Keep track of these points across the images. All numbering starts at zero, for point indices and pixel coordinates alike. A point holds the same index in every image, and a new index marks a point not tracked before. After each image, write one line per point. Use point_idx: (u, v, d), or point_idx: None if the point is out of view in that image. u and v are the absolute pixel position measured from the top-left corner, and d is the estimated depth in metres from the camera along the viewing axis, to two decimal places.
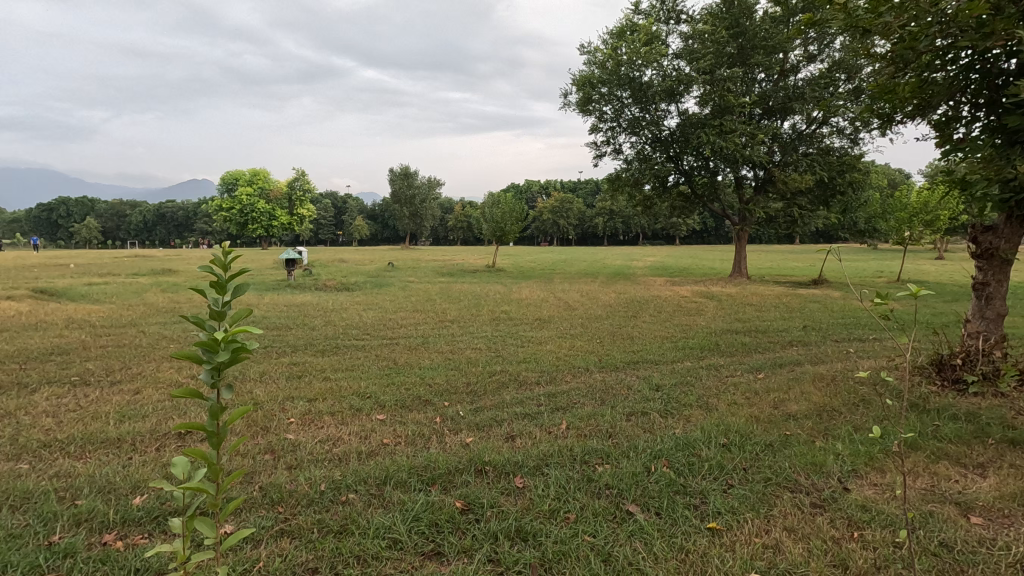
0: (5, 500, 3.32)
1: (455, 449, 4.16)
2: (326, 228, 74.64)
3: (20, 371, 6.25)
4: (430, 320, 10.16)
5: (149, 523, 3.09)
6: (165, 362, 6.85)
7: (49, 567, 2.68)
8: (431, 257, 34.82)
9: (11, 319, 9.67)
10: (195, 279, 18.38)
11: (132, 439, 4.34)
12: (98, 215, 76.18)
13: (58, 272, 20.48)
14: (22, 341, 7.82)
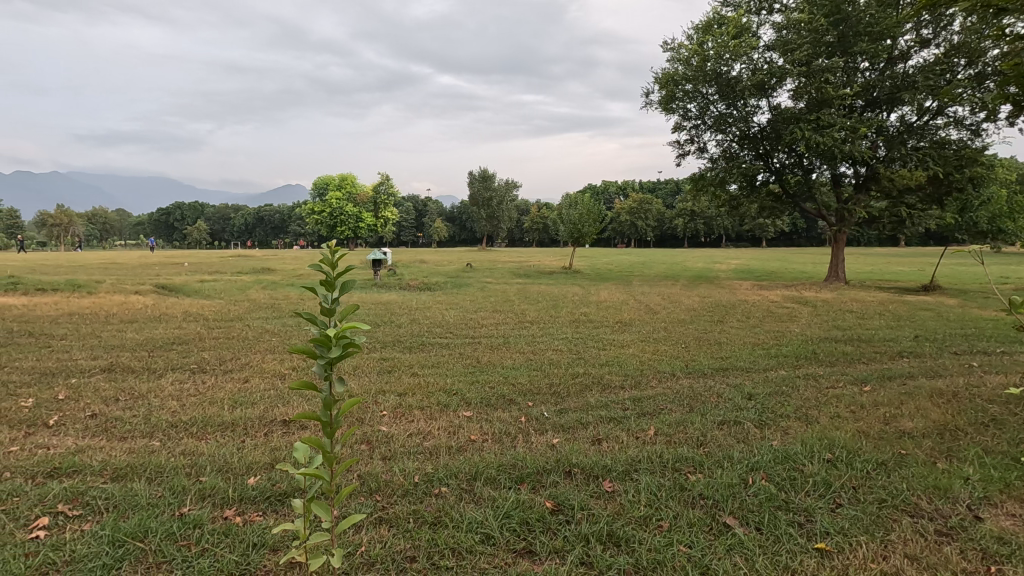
0: (143, 472, 3.72)
1: (541, 449, 4.17)
2: (407, 230, 77.84)
3: (149, 358, 6.99)
4: (511, 321, 10.27)
5: (263, 502, 3.34)
6: (269, 353, 7.40)
7: (181, 535, 2.97)
8: (506, 258, 35.50)
9: (140, 311, 10.87)
10: (291, 278, 19.68)
11: (244, 424, 4.72)
12: (207, 219, 83.67)
13: (176, 270, 22.77)
14: (150, 332, 8.73)
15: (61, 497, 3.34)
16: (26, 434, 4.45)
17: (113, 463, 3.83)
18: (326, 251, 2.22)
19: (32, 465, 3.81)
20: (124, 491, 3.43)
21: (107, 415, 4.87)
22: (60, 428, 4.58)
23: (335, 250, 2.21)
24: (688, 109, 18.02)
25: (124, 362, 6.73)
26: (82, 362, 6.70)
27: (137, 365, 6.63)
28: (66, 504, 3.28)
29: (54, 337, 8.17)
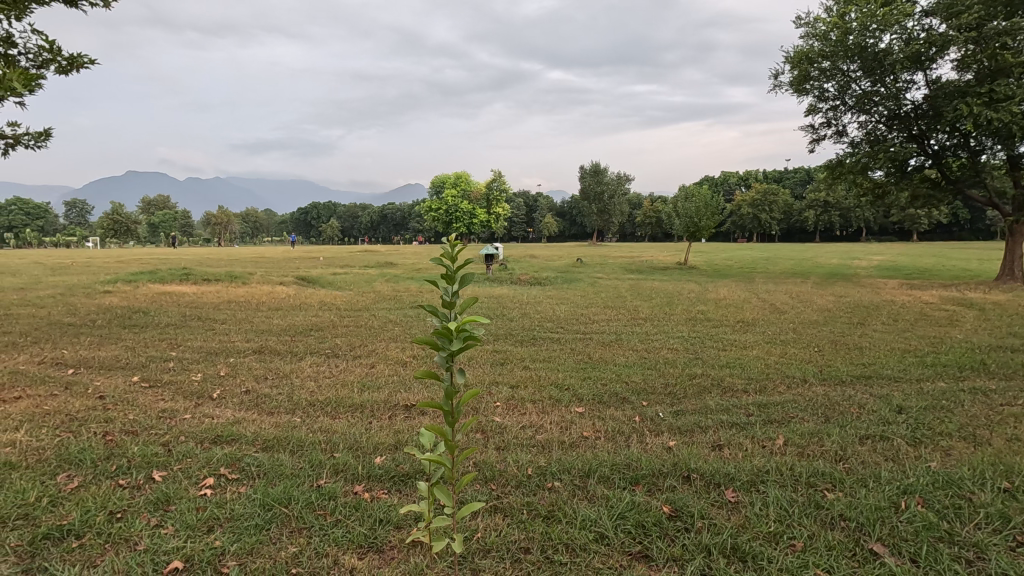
0: (287, 445, 4.14)
1: (657, 451, 4.01)
2: (518, 226, 79.28)
3: (292, 342, 7.78)
4: (623, 317, 10.04)
5: (388, 481, 3.57)
6: (392, 342, 7.91)
7: (318, 504, 3.25)
8: (617, 253, 34.86)
9: (284, 300, 12.15)
10: (411, 271, 20.92)
11: (371, 406, 5.08)
12: (339, 217, 91.45)
13: (312, 263, 25.22)
14: (292, 319, 9.72)
15: (223, 462, 3.82)
16: (196, 404, 5.15)
17: (263, 435, 4.31)
18: (447, 245, 2.28)
19: (201, 431, 4.40)
20: (271, 460, 3.84)
21: (258, 392, 5.50)
22: (222, 401, 5.25)
23: (455, 244, 2.26)
24: (824, 88, 16.39)
25: (271, 345, 7.55)
26: (238, 344, 7.63)
27: (282, 348, 7.42)
28: (226, 468, 3.73)
29: (217, 321, 9.40)
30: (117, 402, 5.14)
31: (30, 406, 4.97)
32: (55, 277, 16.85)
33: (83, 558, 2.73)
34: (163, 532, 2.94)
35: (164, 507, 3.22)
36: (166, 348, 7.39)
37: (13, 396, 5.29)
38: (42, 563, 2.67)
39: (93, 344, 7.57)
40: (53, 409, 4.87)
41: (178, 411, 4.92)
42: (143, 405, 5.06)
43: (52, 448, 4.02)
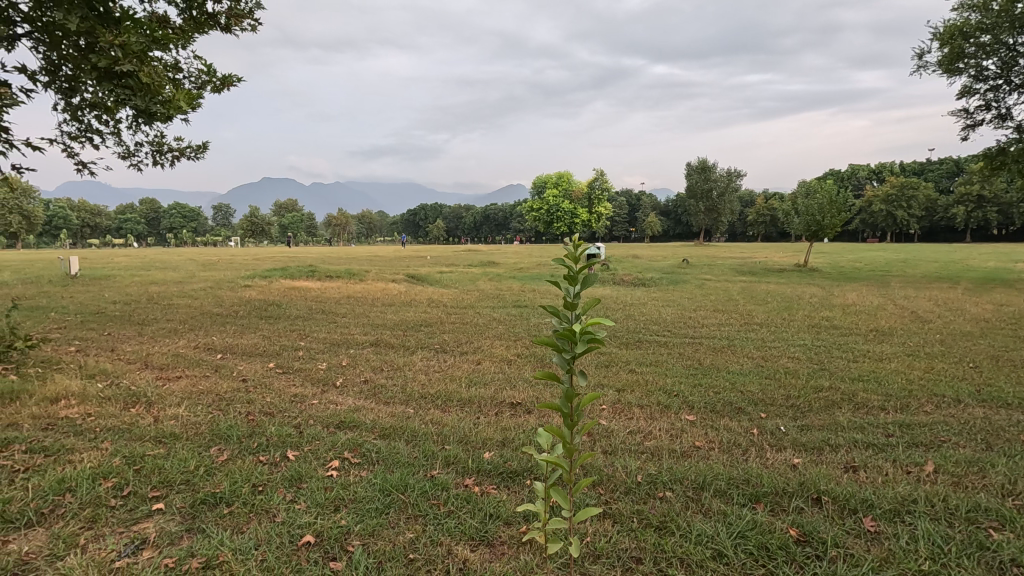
0: (402, 434, 4.36)
1: (779, 468, 3.71)
2: (619, 226, 77.86)
3: (404, 337, 8.22)
4: (736, 322, 9.46)
5: (497, 476, 3.63)
6: (497, 339, 8.07)
7: (432, 494, 3.39)
8: (727, 254, 32.84)
9: (396, 296, 12.88)
10: (513, 270, 21.28)
11: (478, 402, 5.22)
12: (444, 218, 95.32)
13: (421, 262, 26.53)
14: (403, 314, 10.26)
15: (346, 446, 4.11)
16: (323, 390, 5.60)
17: (380, 423, 4.57)
18: (569, 247, 2.25)
19: (326, 416, 4.77)
20: (388, 448, 4.05)
21: (375, 382, 5.86)
22: (344, 389, 5.66)
23: (576, 245, 2.23)
24: (983, 66, 14.32)
25: (386, 338, 8.03)
26: (357, 336, 8.19)
27: (395, 342, 7.86)
28: (349, 452, 4.00)
29: (339, 315, 10.17)
30: (257, 385, 5.72)
31: (189, 385, 5.68)
32: (206, 272, 19.18)
33: (232, 523, 3.05)
34: (297, 507, 3.21)
35: (297, 484, 3.51)
36: (295, 338, 8.12)
37: (177, 376, 6.08)
38: (200, 525, 3.03)
39: (237, 332, 8.51)
40: (206, 389, 5.53)
41: (307, 396, 5.38)
42: (277, 389, 5.60)
43: (207, 423, 4.56)
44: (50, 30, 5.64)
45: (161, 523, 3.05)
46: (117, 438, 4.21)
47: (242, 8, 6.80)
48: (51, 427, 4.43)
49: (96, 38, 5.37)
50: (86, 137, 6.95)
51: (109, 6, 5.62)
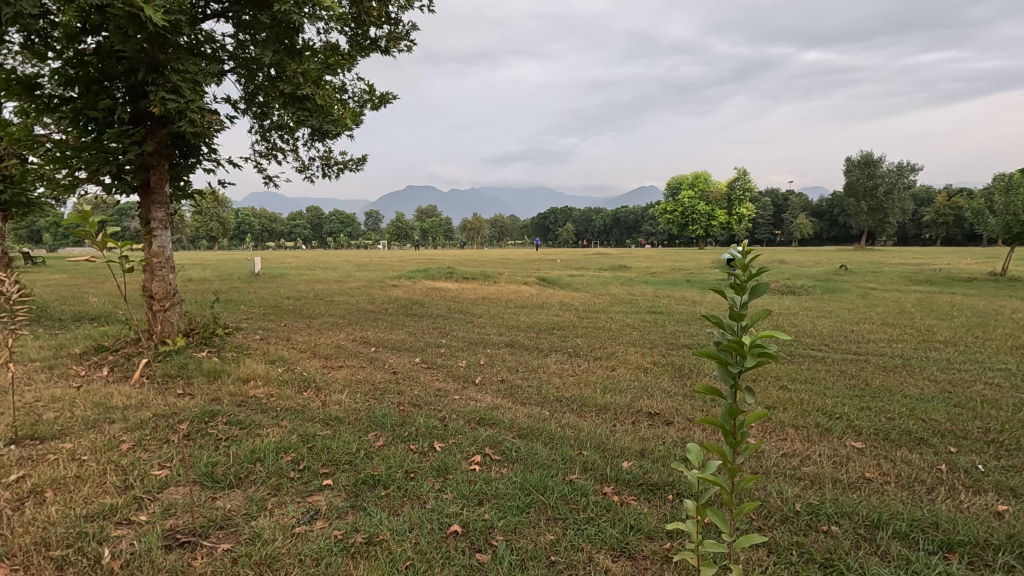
0: (540, 436, 4.42)
1: (979, 514, 3.15)
2: (763, 228, 72.07)
3: (538, 339, 8.36)
4: (911, 338, 8.24)
5: (636, 488, 3.53)
6: (631, 346, 7.88)
7: (571, 499, 3.38)
8: (896, 260, 28.79)
9: (529, 298, 13.17)
10: (646, 275, 20.68)
11: (615, 409, 5.13)
12: (574, 221, 95.54)
13: (552, 265, 26.90)
14: (536, 317, 10.46)
15: (487, 442, 4.27)
16: (464, 387, 5.90)
17: (518, 423, 4.69)
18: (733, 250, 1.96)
19: (468, 412, 5.00)
20: (527, 448, 4.14)
21: (512, 382, 6.03)
22: (483, 387, 5.91)
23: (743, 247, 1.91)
24: None
25: (521, 340, 8.24)
26: (493, 337, 8.51)
27: (529, 343, 8.04)
28: (489, 448, 4.15)
29: (476, 315, 10.66)
30: (405, 378, 6.20)
31: (349, 374, 6.32)
32: (362, 272, 21.29)
33: (389, 505, 3.32)
34: (445, 496, 3.40)
35: (443, 475, 3.72)
36: (437, 335, 8.65)
37: (339, 365, 6.80)
38: (362, 504, 3.33)
39: (387, 328, 9.29)
40: (363, 378, 6.11)
41: (450, 391, 5.69)
42: (423, 382, 6.01)
43: (365, 410, 5.03)
44: (249, 64, 6.63)
45: (331, 498, 3.41)
46: (294, 417, 4.80)
47: (400, 30, 7.41)
48: (244, 403, 5.20)
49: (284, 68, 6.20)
50: (272, 154, 8.03)
51: (294, 39, 6.47)
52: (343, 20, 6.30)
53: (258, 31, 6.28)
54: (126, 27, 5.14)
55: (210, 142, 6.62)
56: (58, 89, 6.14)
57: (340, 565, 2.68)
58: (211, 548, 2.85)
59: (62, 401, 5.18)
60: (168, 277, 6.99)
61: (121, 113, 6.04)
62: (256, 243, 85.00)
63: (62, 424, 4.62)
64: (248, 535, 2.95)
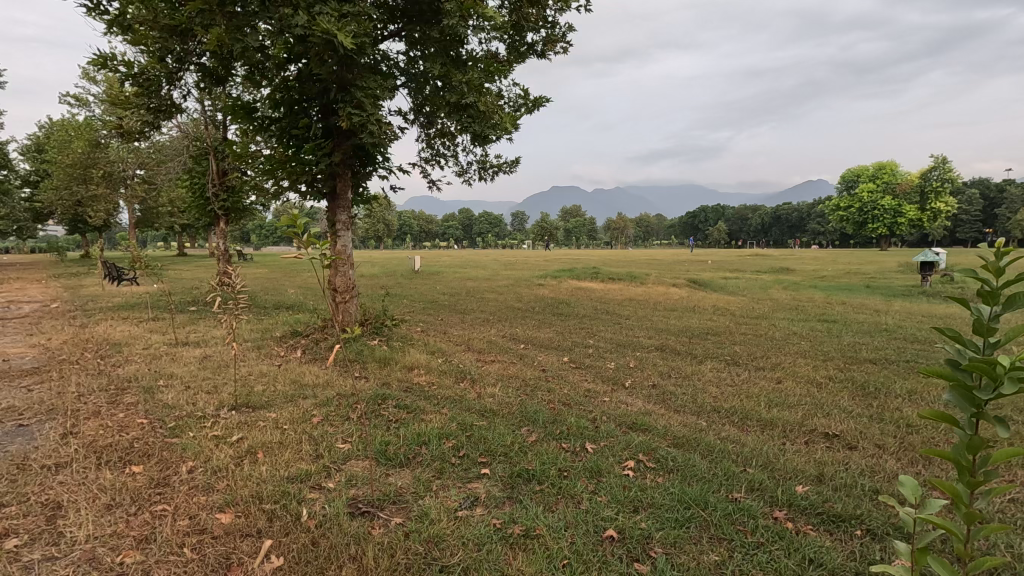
0: (697, 447, 4.17)
1: None
2: (968, 225, 60.69)
3: (691, 344, 7.92)
4: None
5: (815, 517, 3.16)
6: (800, 357, 7.10)
7: (737, 519, 3.12)
8: None
9: (679, 301, 12.56)
10: (815, 279, 18.57)
11: (783, 425, 4.65)
12: (727, 219, 89.35)
13: (702, 267, 25.37)
14: (687, 321, 9.92)
15: (640, 448, 4.13)
16: (613, 389, 5.79)
17: (673, 431, 4.47)
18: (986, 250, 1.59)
19: (619, 415, 4.89)
20: (684, 458, 3.93)
21: (664, 388, 5.77)
22: (633, 390, 5.74)
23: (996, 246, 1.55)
24: None
25: (672, 344, 7.86)
26: (642, 340, 8.24)
27: (682, 348, 7.64)
28: (643, 455, 4.01)
29: (623, 316, 10.42)
30: (554, 376, 6.27)
31: (500, 369, 6.56)
32: (509, 271, 22.06)
33: (544, 501, 3.36)
34: (598, 499, 3.35)
35: (597, 477, 3.67)
36: (584, 335, 8.63)
37: (491, 359, 7.10)
38: (518, 496, 3.42)
39: (536, 326, 9.49)
40: (514, 374, 6.30)
41: (599, 393, 5.63)
42: (572, 382, 6.02)
43: (517, 405, 5.17)
44: (419, 77, 7.20)
45: (489, 487, 3.56)
46: (453, 406, 5.10)
47: (557, 33, 7.51)
48: (409, 389, 5.65)
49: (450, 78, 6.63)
50: (435, 159, 8.64)
51: (459, 51, 6.89)
52: (503, 29, 6.55)
53: (426, 46, 6.79)
54: (323, 53, 5.87)
55: (384, 151, 7.32)
56: (269, 111, 7.24)
57: (500, 554, 2.77)
58: (386, 520, 3.13)
59: (268, 376, 6.10)
60: (348, 273, 7.86)
61: (315, 129, 6.92)
62: (414, 243, 92.70)
63: (267, 396, 5.43)
64: (417, 512, 3.18)
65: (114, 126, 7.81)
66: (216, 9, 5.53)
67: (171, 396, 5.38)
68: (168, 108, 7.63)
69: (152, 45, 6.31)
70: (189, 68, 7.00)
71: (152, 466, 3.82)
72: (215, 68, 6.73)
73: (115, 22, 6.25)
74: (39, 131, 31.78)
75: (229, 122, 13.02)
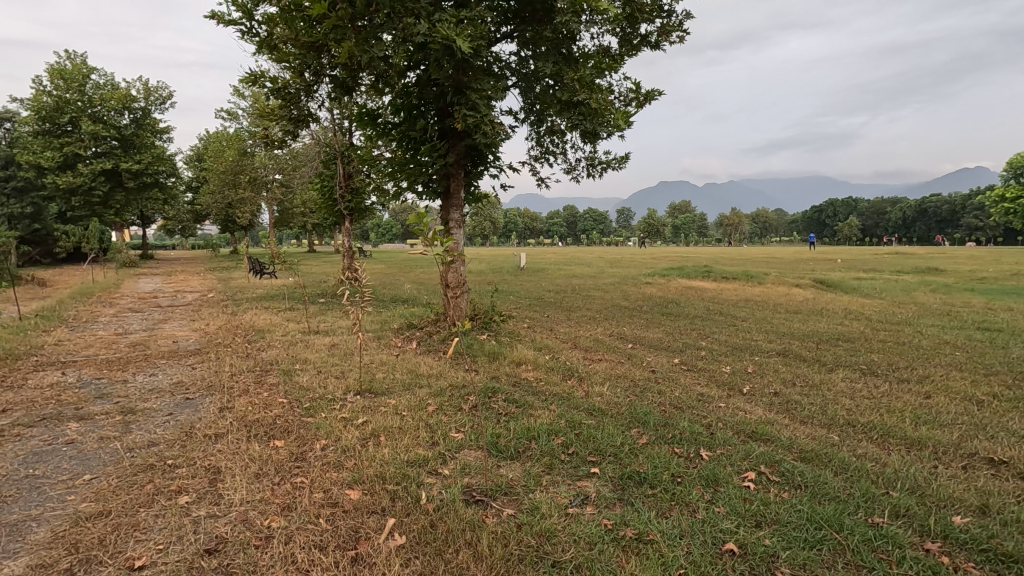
0: (828, 462, 3.83)
1: None
2: None
3: (819, 350, 7.26)
4: None
5: (978, 554, 2.76)
6: (954, 370, 6.23)
7: (879, 547, 2.81)
8: None
9: (804, 303, 11.56)
10: (972, 280, 16.18)
11: (934, 446, 4.11)
12: (861, 213, 80.71)
13: (831, 266, 23.17)
14: (814, 325, 9.09)
15: (762, 459, 3.87)
16: (730, 395, 5.47)
17: (799, 443, 4.14)
18: None
19: (738, 423, 4.62)
20: (813, 473, 3.62)
21: (788, 397, 5.35)
22: (752, 397, 5.39)
23: None
24: None
25: (797, 350, 7.26)
26: (762, 343, 7.71)
27: (808, 354, 7.03)
28: (765, 467, 3.75)
29: (739, 318, 9.80)
30: (665, 378, 6.05)
31: (608, 368, 6.47)
32: (615, 269, 21.67)
33: (657, 505, 3.26)
34: (716, 509, 3.18)
35: (714, 486, 3.49)
36: (697, 337, 8.24)
37: (598, 358, 7.01)
38: (629, 498, 3.35)
39: (644, 325, 9.23)
40: (622, 374, 6.18)
41: (714, 398, 5.35)
42: (685, 385, 5.78)
43: (626, 405, 5.06)
44: (530, 77, 7.29)
45: (599, 486, 3.52)
46: (560, 403, 5.12)
47: (672, 22, 7.22)
48: (518, 384, 5.77)
49: (562, 76, 6.64)
50: (544, 157, 8.70)
51: (570, 48, 6.88)
52: (617, 22, 6.43)
53: (538, 45, 6.85)
54: (441, 58, 6.13)
55: (496, 151, 7.50)
56: (391, 116, 7.72)
57: (612, 555, 2.73)
58: (498, 510, 3.22)
59: (387, 365, 6.52)
60: (460, 269, 8.14)
61: (432, 132, 7.27)
62: (519, 240, 94.15)
63: (387, 383, 5.81)
64: (528, 506, 3.24)
65: (261, 135, 8.77)
66: (348, 25, 6.00)
67: (305, 379, 5.95)
68: (305, 118, 8.41)
69: (293, 61, 6.99)
70: (323, 80, 7.67)
71: (291, 442, 4.24)
72: (345, 79, 7.30)
73: (263, 43, 7.01)
74: (199, 144, 36.48)
75: (354, 129, 14.06)
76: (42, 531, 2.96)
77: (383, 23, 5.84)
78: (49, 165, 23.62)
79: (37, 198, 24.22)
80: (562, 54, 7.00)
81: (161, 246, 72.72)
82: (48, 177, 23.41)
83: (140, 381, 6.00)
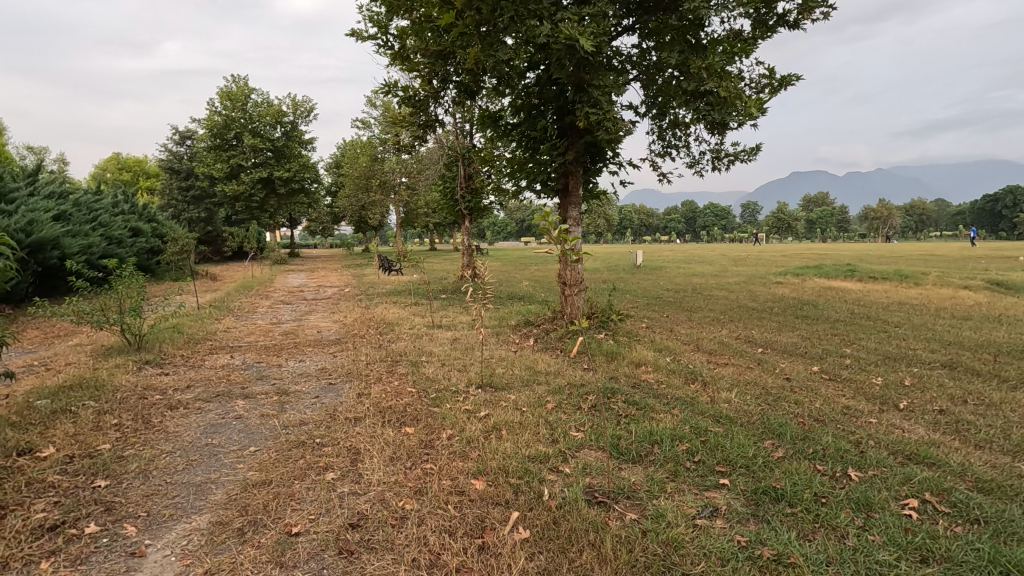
0: (1014, 497, 3.26)
1: None
2: None
3: (997, 364, 6.21)
4: None
5: None
6: None
7: None
8: None
9: (976, 308, 9.95)
10: None
11: None
12: None
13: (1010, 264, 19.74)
14: (989, 333, 7.80)
15: (926, 485, 3.39)
16: (882, 410, 4.88)
17: (974, 471, 3.57)
18: None
19: (893, 442, 4.10)
20: (996, 509, 3.11)
21: (957, 416, 4.65)
22: (910, 414, 4.75)
23: None
24: None
25: (967, 362, 6.27)
26: (922, 353, 6.76)
27: (983, 368, 6.05)
28: (931, 495, 3.29)
29: (891, 324, 8.70)
30: (802, 388, 5.53)
31: (736, 373, 6.08)
32: (740, 267, 20.29)
33: (797, 526, 2.99)
34: (870, 537, 2.85)
35: (866, 511, 3.13)
36: (839, 343, 7.45)
37: (724, 362, 6.61)
38: (765, 516, 3.11)
39: (776, 329, 8.53)
40: (752, 380, 5.77)
41: (864, 412, 4.80)
42: (826, 396, 5.24)
43: (758, 414, 4.72)
44: (653, 69, 7.04)
45: (729, 499, 3.32)
46: (684, 408, 4.89)
47: None
48: (638, 386, 5.61)
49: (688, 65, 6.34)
50: (667, 151, 8.37)
51: (698, 35, 6.55)
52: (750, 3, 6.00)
53: (662, 35, 6.61)
54: (563, 57, 6.14)
55: (617, 147, 7.34)
56: (512, 117, 7.88)
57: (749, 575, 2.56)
58: (622, 513, 3.15)
59: (506, 361, 6.68)
60: (577, 268, 8.09)
61: (552, 130, 7.30)
62: (634, 237, 91.81)
63: (507, 379, 5.96)
64: (653, 512, 3.14)
65: (393, 142, 9.43)
66: (473, 32, 6.23)
67: (431, 371, 6.29)
68: (433, 123, 8.89)
69: (423, 70, 7.42)
70: (449, 86, 8.05)
71: (421, 430, 4.50)
72: (470, 84, 7.59)
73: (397, 54, 7.51)
74: (338, 152, 40.05)
75: (475, 131, 14.59)
76: (220, 492, 3.43)
77: (507, 26, 5.97)
78: (219, 175, 27.34)
79: (210, 204, 28.15)
80: (688, 43, 6.68)
81: (305, 245, 81.21)
82: (219, 186, 27.16)
83: (292, 366, 6.74)
